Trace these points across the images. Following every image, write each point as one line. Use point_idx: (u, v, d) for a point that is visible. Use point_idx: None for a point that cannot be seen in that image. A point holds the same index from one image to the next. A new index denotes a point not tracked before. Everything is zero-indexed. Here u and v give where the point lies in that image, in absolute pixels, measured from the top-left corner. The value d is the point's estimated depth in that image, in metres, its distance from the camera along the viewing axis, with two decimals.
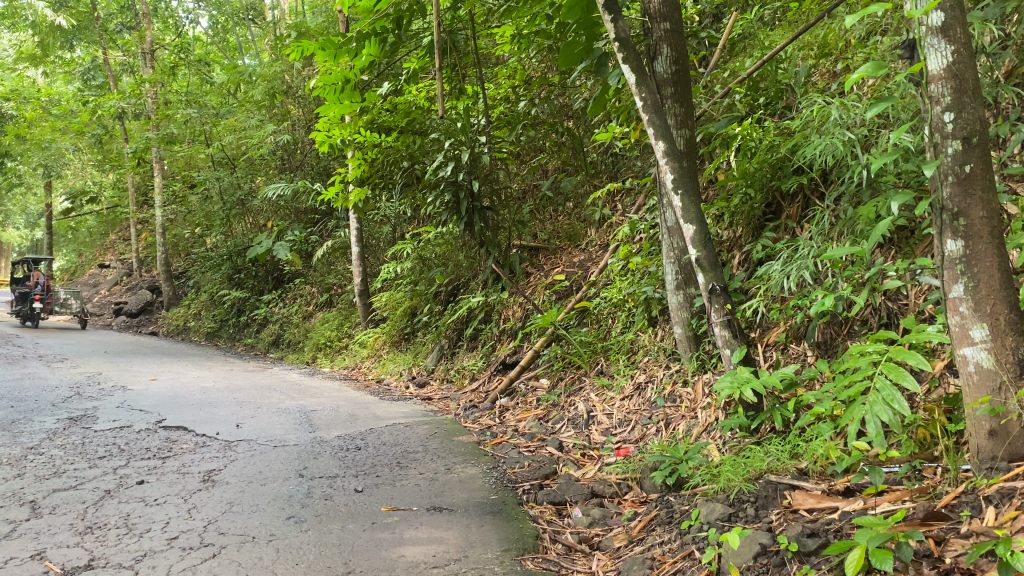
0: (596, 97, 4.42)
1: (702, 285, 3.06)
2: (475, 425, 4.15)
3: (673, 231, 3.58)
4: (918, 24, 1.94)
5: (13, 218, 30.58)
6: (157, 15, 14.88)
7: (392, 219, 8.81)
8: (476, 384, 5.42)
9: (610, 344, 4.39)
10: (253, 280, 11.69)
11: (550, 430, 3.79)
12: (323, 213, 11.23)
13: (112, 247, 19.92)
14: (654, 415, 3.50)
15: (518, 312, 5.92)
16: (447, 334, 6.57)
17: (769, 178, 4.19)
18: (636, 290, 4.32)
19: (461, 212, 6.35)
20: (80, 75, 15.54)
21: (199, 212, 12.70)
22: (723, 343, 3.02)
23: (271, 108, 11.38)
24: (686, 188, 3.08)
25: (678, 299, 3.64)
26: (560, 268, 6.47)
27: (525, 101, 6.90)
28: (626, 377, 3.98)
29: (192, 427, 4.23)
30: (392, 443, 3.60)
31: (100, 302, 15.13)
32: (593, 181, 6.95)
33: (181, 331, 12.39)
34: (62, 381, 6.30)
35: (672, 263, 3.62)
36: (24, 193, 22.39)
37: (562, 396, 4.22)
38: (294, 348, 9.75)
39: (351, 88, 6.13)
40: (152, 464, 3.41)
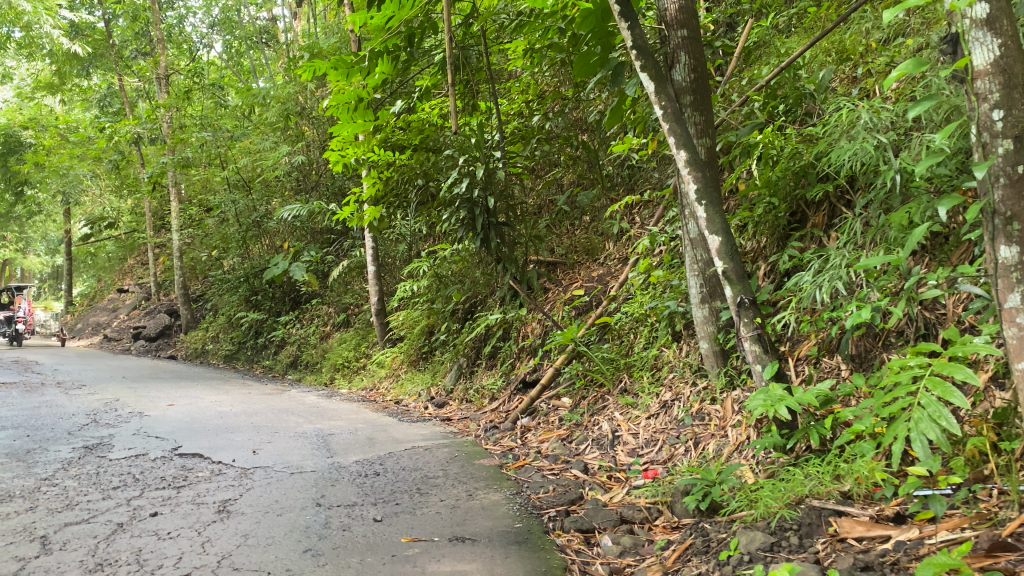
0: (613, 108, 4.32)
1: (729, 298, 2.94)
2: (496, 447, 4.04)
3: (696, 244, 3.48)
4: (962, 17, 1.85)
5: (32, 245, 30.86)
6: (171, 41, 15.01)
7: (407, 238, 8.75)
8: (495, 403, 5.31)
9: (633, 361, 4.28)
10: (270, 302, 11.65)
11: (574, 451, 3.67)
12: (339, 233, 11.20)
13: (130, 271, 20.03)
14: (682, 434, 3.38)
15: (538, 329, 5.82)
16: (465, 352, 6.47)
17: (792, 187, 4.08)
18: (659, 304, 4.20)
19: (477, 228, 6.23)
20: (96, 102, 15.67)
21: (215, 234, 12.71)
22: (754, 358, 2.90)
23: (286, 129, 11.39)
24: (710, 198, 2.98)
25: (703, 313, 3.54)
26: (579, 283, 6.37)
27: (539, 116, 6.84)
28: (651, 395, 3.86)
29: (207, 454, 4.15)
30: (411, 468, 3.50)
31: (118, 326, 15.17)
32: (610, 194, 6.87)
33: (198, 354, 12.36)
34: (79, 409, 6.25)
35: (696, 276, 3.52)
36: (43, 219, 22.60)
37: (585, 416, 4.10)
38: (312, 369, 9.68)
39: (363, 107, 6.07)
40: (167, 495, 3.32)
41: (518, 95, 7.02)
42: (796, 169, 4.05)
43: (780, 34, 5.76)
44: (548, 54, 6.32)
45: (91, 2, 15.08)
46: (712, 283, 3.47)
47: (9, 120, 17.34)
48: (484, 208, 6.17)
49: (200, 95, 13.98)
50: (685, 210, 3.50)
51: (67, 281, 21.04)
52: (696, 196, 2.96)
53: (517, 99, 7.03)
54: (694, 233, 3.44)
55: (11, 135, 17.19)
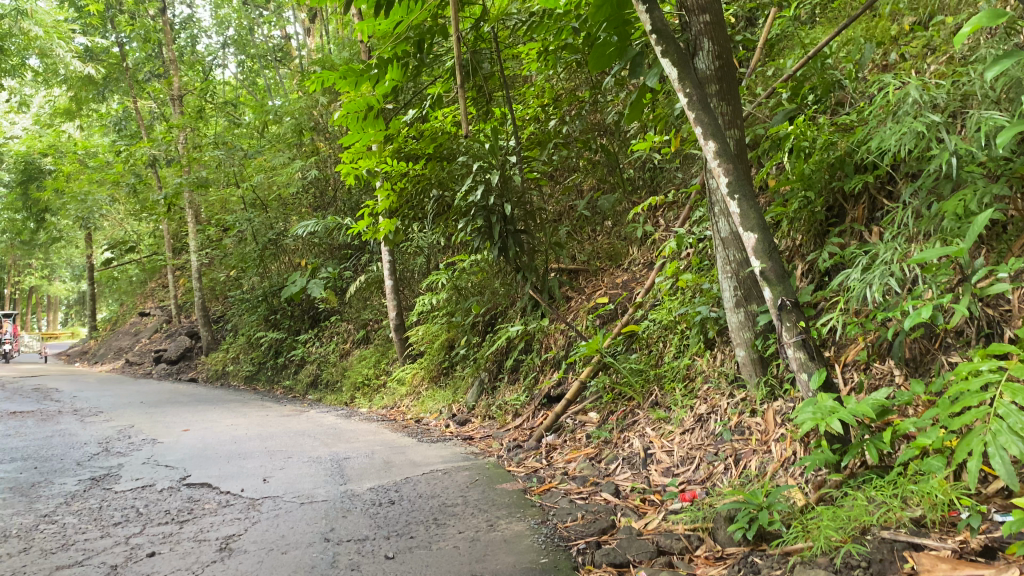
0: (632, 102, 3.97)
1: (769, 301, 2.68)
2: (520, 468, 3.79)
3: (728, 244, 3.25)
4: None
5: (57, 271, 31.13)
6: (184, 62, 14.99)
7: (425, 250, 8.54)
8: (519, 419, 5.06)
9: (663, 372, 4.01)
10: (289, 320, 11.50)
11: (604, 472, 3.41)
12: (356, 248, 11.03)
13: (152, 294, 20.02)
14: (720, 451, 3.11)
15: (560, 340, 5.56)
16: (486, 367, 6.24)
17: (829, 179, 3.83)
18: (689, 311, 3.95)
19: (494, 237, 5.98)
20: (113, 126, 15.70)
21: (233, 254, 12.59)
22: (799, 366, 2.63)
23: (300, 145, 11.28)
24: (743, 192, 2.72)
25: (739, 319, 3.29)
26: (603, 290, 6.11)
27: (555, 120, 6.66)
28: (685, 407, 3.60)
29: (217, 483, 3.94)
30: (428, 495, 3.25)
31: (141, 350, 15.09)
32: (631, 198, 6.62)
33: (219, 375, 12.20)
34: (93, 437, 6.08)
35: (729, 279, 3.28)
36: (66, 245, 22.72)
37: (614, 432, 3.83)
38: (332, 388, 9.48)
39: (374, 116, 5.80)
40: (168, 531, 3.10)
41: (533, 99, 6.82)
42: (833, 159, 3.79)
43: (802, 24, 5.52)
44: (563, 56, 6.12)
45: (105, 27, 15.12)
46: (748, 285, 3.22)
47: (29, 148, 17.46)
48: (502, 215, 5.93)
49: (214, 114, 13.93)
50: (715, 207, 3.27)
51: (89, 306, 21.07)
52: (729, 187, 2.72)
53: (533, 103, 6.82)
54: (725, 232, 3.19)
55: (30, 163, 17.26)
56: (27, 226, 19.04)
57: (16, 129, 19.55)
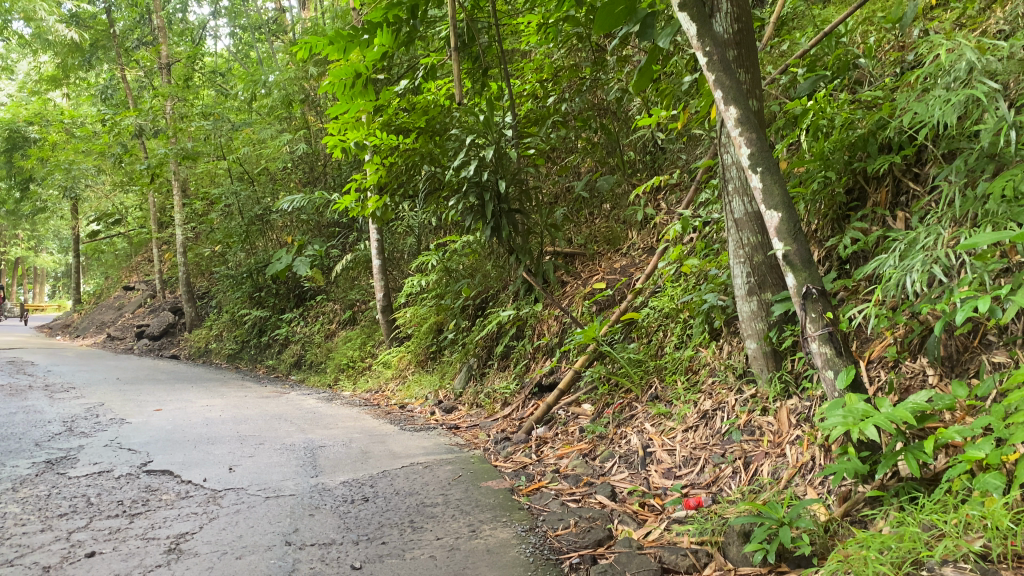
0: (640, 68, 3.58)
1: (793, 290, 2.38)
2: (508, 463, 3.49)
3: (743, 226, 2.97)
4: None
5: (43, 243, 30.66)
6: (174, 31, 14.55)
7: (415, 230, 8.23)
8: (509, 409, 4.77)
9: (665, 363, 3.72)
10: (274, 299, 11.17)
11: (598, 471, 3.12)
12: (345, 226, 10.69)
13: (138, 268, 19.58)
14: (728, 453, 2.82)
15: (554, 327, 5.25)
16: (475, 352, 5.95)
17: (849, 160, 3.57)
18: (695, 298, 3.66)
19: (487, 216, 5.65)
20: (99, 94, 15.27)
21: (219, 229, 12.23)
22: (824, 363, 2.32)
23: (290, 118, 10.95)
24: (767, 164, 2.41)
25: (751, 308, 3.02)
26: (600, 275, 5.80)
27: (554, 96, 6.35)
28: (688, 402, 3.30)
29: (179, 471, 3.64)
30: (406, 493, 2.96)
31: (122, 325, 14.73)
32: (631, 180, 6.34)
33: (202, 353, 11.87)
34: (58, 415, 5.76)
35: (742, 263, 2.99)
36: (53, 216, 22.27)
37: (610, 426, 3.53)
38: (316, 369, 9.18)
39: (361, 84, 5.47)
40: (116, 526, 2.80)
41: (532, 75, 6.49)
42: (855, 138, 3.52)
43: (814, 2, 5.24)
44: (564, 29, 5.80)
45: None
46: (763, 270, 2.94)
47: (14, 115, 17.02)
48: (495, 193, 5.60)
49: (201, 85, 13.52)
50: (730, 184, 2.98)
51: (72, 279, 20.64)
52: (751, 158, 2.42)
53: (531, 79, 6.49)
54: (739, 212, 2.97)
55: (15, 131, 16.80)
56: (11, 195, 18.57)
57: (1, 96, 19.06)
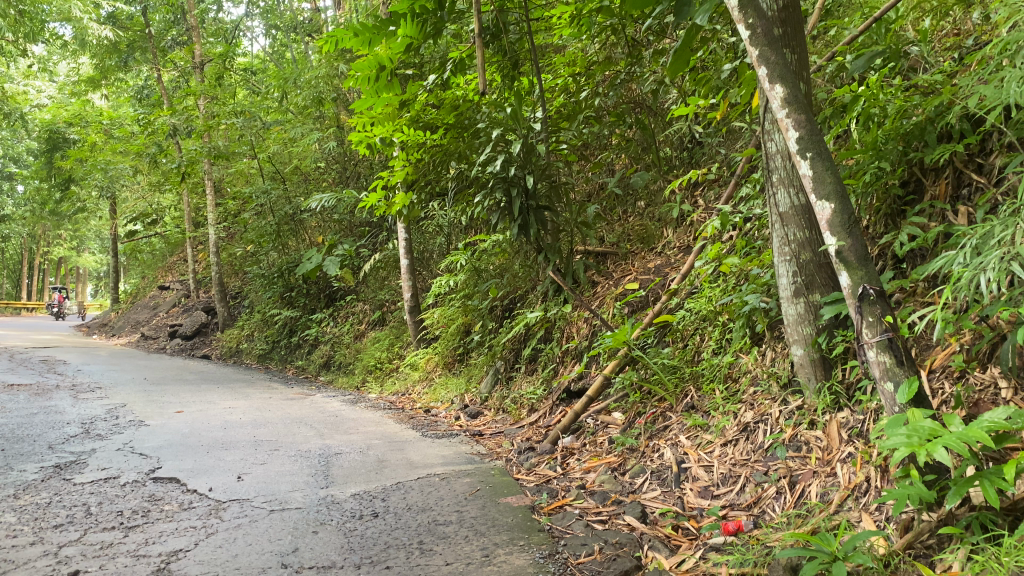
0: (675, 51, 3.32)
1: (848, 290, 2.11)
2: (531, 476, 3.26)
3: (789, 220, 2.78)
4: None
5: (85, 243, 31.13)
6: (208, 30, 14.52)
7: (445, 229, 8.04)
8: (535, 416, 4.53)
9: (701, 370, 3.45)
10: (304, 298, 11.07)
11: (627, 488, 2.86)
12: (375, 225, 10.53)
13: (174, 267, 19.69)
14: (771, 471, 2.56)
15: (584, 329, 4.99)
16: (503, 355, 5.72)
17: (905, 151, 3.29)
18: (734, 300, 3.39)
19: (514, 213, 5.40)
20: (135, 95, 15.35)
21: (250, 229, 12.16)
22: (882, 373, 2.05)
23: (321, 115, 10.83)
24: (819, 150, 2.15)
25: (798, 311, 2.79)
26: (633, 275, 5.53)
27: (588, 91, 6.05)
28: (727, 413, 3.03)
29: (186, 479, 3.47)
30: (418, 509, 2.74)
31: (156, 325, 14.76)
32: (667, 176, 6.07)
33: (233, 353, 11.80)
34: (78, 416, 5.65)
35: (787, 262, 2.80)
36: (92, 217, 22.53)
37: (641, 438, 3.27)
38: (344, 370, 9.03)
39: (385, 77, 5.26)
40: (109, 540, 2.61)
41: (564, 69, 6.23)
42: (911, 126, 3.22)
43: None
44: (597, 20, 5.55)
45: None
46: (811, 269, 2.74)
47: (54, 116, 17.19)
48: (523, 188, 5.36)
49: (235, 83, 13.46)
50: (775, 175, 2.80)
51: (111, 279, 20.83)
52: (798, 144, 2.17)
53: (563, 73, 6.23)
54: (785, 206, 2.77)
55: (55, 132, 16.94)
56: (52, 196, 18.77)
57: (42, 98, 19.30)
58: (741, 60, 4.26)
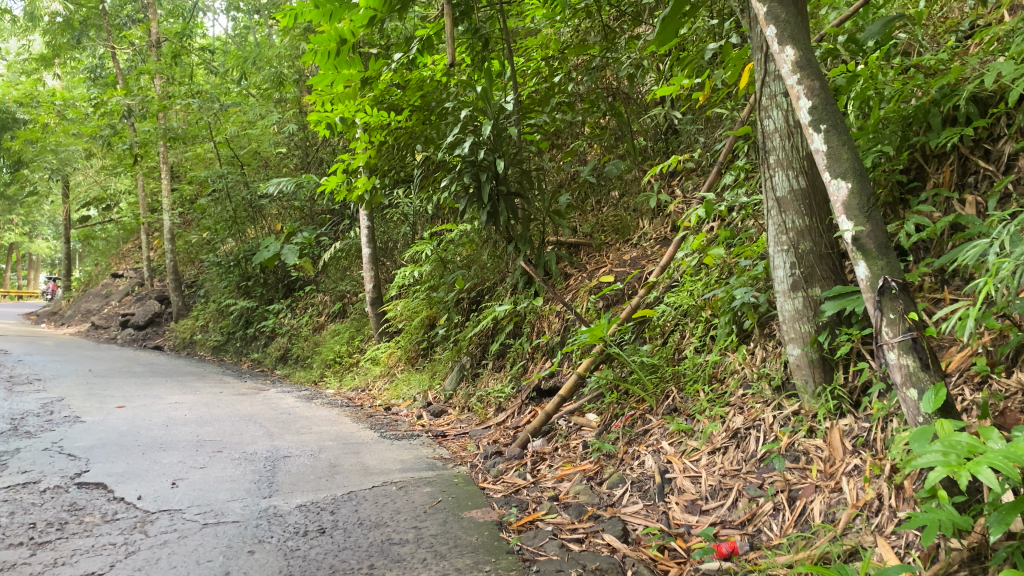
0: (665, 18, 3.05)
1: (866, 282, 1.86)
2: (498, 486, 2.96)
3: (787, 205, 2.53)
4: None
5: (38, 229, 30.18)
6: (165, 8, 13.96)
7: (410, 217, 7.71)
8: (502, 416, 4.24)
9: (684, 369, 3.17)
10: (262, 289, 10.66)
11: (605, 501, 2.58)
12: (337, 213, 10.16)
13: (128, 255, 19.03)
14: (766, 484, 2.29)
15: (555, 324, 4.70)
16: (469, 350, 5.42)
17: (906, 135, 3.04)
18: (720, 294, 3.12)
19: (483, 199, 5.10)
20: (89, 73, 14.75)
21: (208, 215, 11.70)
22: (905, 378, 1.79)
23: (283, 99, 10.44)
24: (834, 119, 1.89)
25: (795, 306, 2.53)
26: (607, 267, 5.25)
27: (560, 75, 5.63)
28: (714, 417, 2.76)
29: (114, 485, 3.11)
30: (371, 525, 2.43)
31: (108, 314, 14.21)
32: (642, 166, 5.80)
33: (188, 344, 11.33)
34: (8, 411, 5.22)
35: (784, 252, 2.55)
36: (43, 202, 21.74)
37: (620, 444, 2.98)
38: (302, 363, 8.66)
39: (346, 53, 4.83)
40: (12, 560, 2.26)
41: (535, 51, 5.89)
42: (912, 109, 2.98)
43: None
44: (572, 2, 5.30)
45: None
46: (810, 261, 2.49)
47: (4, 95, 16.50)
48: (493, 173, 5.04)
49: (192, 63, 12.93)
50: (773, 156, 2.56)
51: (64, 267, 20.13)
52: (809, 114, 1.92)
53: (535, 55, 5.89)
54: (784, 191, 2.53)
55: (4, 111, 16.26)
56: (0, 178, 18.00)
57: None
58: (724, 39, 4.00)
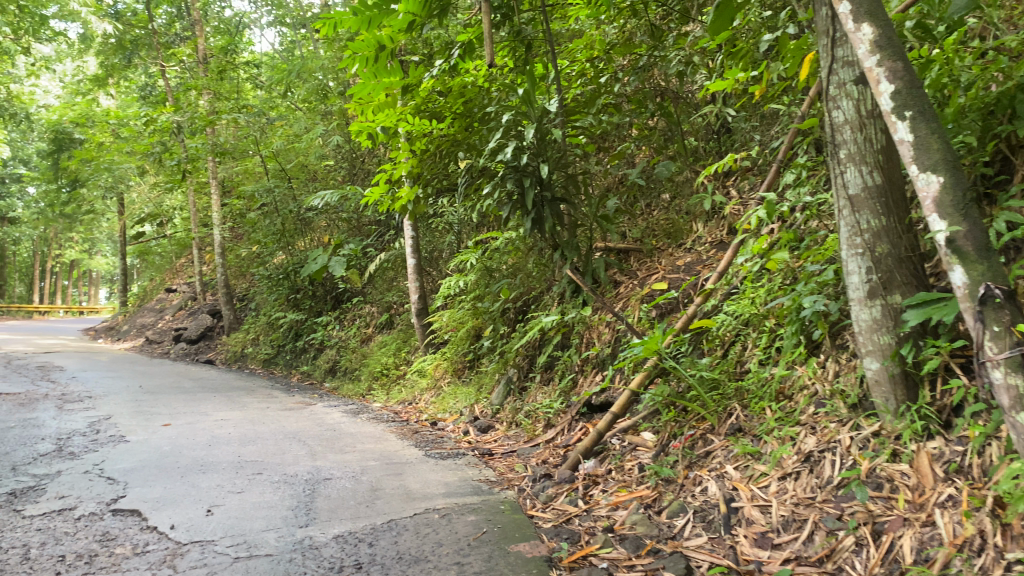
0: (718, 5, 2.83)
1: (962, 291, 1.65)
2: (548, 513, 2.76)
3: (860, 205, 2.30)
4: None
5: (97, 246, 30.91)
6: (212, 25, 14.10)
7: (455, 226, 7.56)
8: (552, 433, 4.04)
9: (748, 384, 2.96)
10: (310, 301, 10.64)
11: (665, 533, 2.36)
12: (383, 224, 10.10)
13: (182, 269, 19.28)
14: (846, 516, 2.05)
15: (606, 334, 4.49)
16: (516, 362, 5.24)
17: (989, 124, 2.77)
18: (786, 303, 2.89)
19: (527, 206, 4.90)
20: (140, 92, 14.97)
21: (256, 229, 11.74)
22: (1012, 401, 1.57)
23: (328, 111, 10.41)
24: (921, 106, 1.71)
25: (873, 316, 2.28)
26: (660, 274, 5.02)
27: (607, 76, 5.52)
28: (784, 438, 2.53)
29: (150, 512, 2.99)
30: (411, 560, 2.25)
31: (162, 328, 14.38)
32: (694, 167, 5.55)
33: (238, 357, 11.35)
34: (55, 430, 5.19)
35: (858, 255, 2.31)
36: (101, 220, 22.19)
37: (679, 467, 2.76)
38: (350, 376, 8.57)
39: (385, 59, 4.66)
40: None
41: (580, 53, 5.61)
42: (996, 95, 2.71)
43: None
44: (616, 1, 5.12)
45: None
46: (888, 265, 2.25)
47: (60, 116, 16.86)
48: (537, 178, 4.86)
49: (239, 78, 13.01)
50: (843, 150, 2.33)
51: (121, 282, 20.51)
52: (892, 100, 1.73)
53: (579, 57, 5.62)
54: (857, 188, 2.29)
55: (61, 132, 16.60)
56: (58, 197, 18.39)
57: (49, 99, 18.99)
58: (781, 31, 3.76)
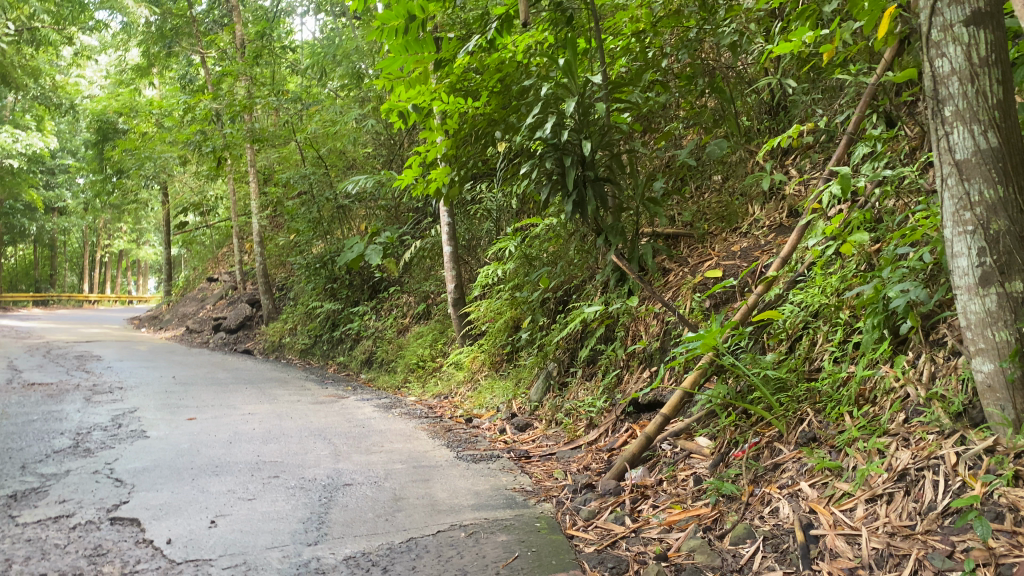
0: None
1: None
2: (592, 533, 2.42)
3: (970, 171, 1.89)
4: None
5: (144, 236, 31.22)
6: (251, 11, 13.89)
7: (494, 213, 7.23)
8: (595, 436, 3.68)
9: (821, 386, 2.57)
10: (347, 290, 10.42)
11: (730, 566, 2.00)
12: (420, 212, 9.81)
13: (223, 260, 19.25)
14: (960, 553, 1.66)
15: (654, 326, 4.12)
16: (556, 355, 4.89)
17: None
18: (868, 292, 2.49)
19: (567, 186, 4.54)
20: (181, 79, 14.85)
21: (293, 217, 11.54)
22: None
23: (365, 95, 10.12)
24: None
25: (986, 307, 1.88)
26: (714, 259, 4.62)
27: (655, 50, 5.10)
28: (871, 452, 2.15)
29: (151, 522, 2.70)
30: None
31: (201, 319, 14.31)
32: (748, 146, 5.13)
33: (276, 347, 11.18)
34: (77, 424, 4.98)
35: (968, 234, 1.91)
36: (145, 210, 22.28)
37: (743, 482, 2.39)
38: (386, 367, 8.31)
39: (418, 30, 4.31)
40: None
41: (626, 26, 5.19)
42: None
43: None
44: None
45: None
46: (1006, 245, 1.84)
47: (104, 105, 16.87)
48: (578, 157, 4.53)
49: (277, 65, 12.80)
50: (948, 108, 1.93)
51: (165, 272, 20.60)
52: None
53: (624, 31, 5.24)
54: (967, 152, 1.89)
55: (105, 122, 16.63)
56: (104, 187, 18.49)
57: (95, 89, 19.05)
58: None
